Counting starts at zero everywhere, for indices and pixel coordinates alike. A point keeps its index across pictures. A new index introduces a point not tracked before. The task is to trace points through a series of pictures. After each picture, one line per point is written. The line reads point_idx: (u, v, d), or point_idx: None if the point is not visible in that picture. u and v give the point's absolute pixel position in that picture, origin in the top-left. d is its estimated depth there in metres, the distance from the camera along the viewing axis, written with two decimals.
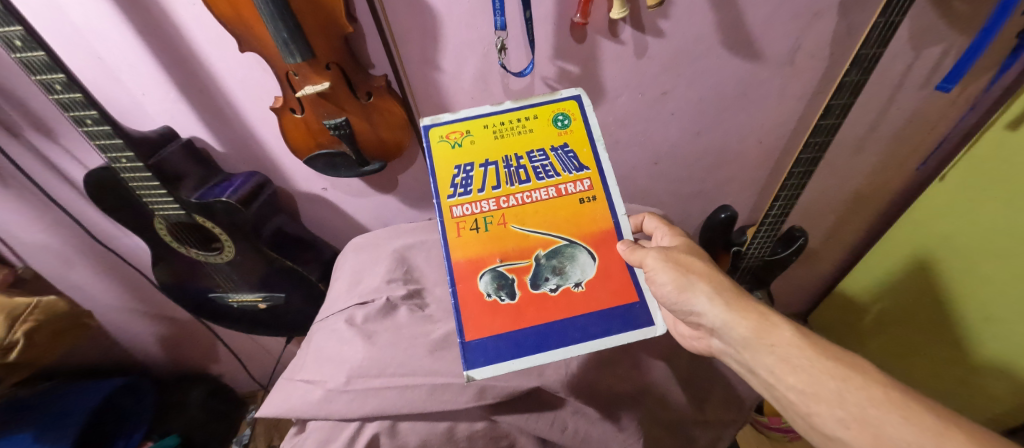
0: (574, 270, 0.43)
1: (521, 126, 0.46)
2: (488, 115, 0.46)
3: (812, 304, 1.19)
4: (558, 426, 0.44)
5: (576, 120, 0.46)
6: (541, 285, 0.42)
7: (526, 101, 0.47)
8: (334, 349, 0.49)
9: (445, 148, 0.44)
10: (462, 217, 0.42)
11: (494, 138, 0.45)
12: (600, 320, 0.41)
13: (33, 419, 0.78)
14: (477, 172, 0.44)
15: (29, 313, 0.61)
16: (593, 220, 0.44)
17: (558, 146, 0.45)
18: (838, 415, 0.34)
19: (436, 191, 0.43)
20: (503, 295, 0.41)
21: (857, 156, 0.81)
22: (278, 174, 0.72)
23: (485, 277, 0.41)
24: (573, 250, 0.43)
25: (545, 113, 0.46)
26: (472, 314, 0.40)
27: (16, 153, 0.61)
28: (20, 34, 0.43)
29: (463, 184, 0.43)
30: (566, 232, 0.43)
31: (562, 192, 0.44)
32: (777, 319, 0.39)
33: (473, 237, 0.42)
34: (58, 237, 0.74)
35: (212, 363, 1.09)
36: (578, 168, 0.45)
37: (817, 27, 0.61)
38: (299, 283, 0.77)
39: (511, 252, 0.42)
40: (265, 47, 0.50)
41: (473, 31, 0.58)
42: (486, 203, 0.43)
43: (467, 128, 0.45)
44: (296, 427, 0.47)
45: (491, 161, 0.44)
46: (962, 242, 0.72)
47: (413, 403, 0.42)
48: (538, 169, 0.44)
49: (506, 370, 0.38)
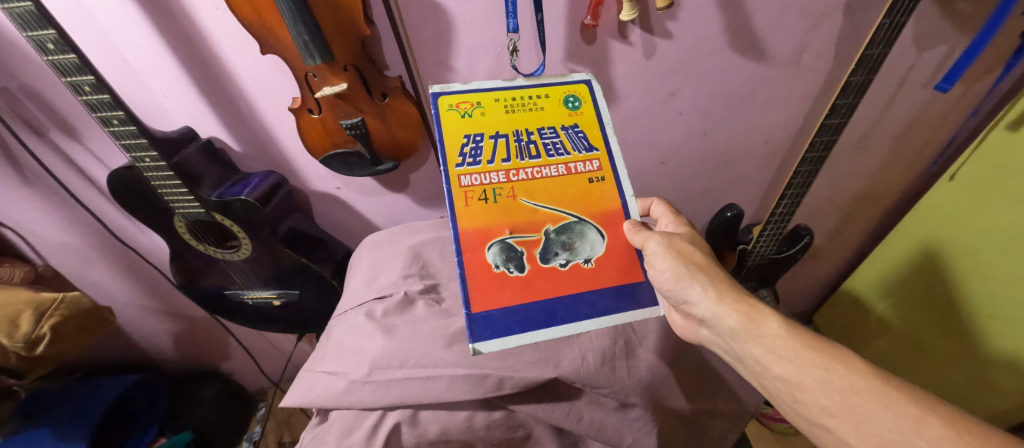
0: (585, 246, 0.44)
1: (533, 103, 0.47)
2: (501, 90, 0.47)
3: (817, 303, 1.20)
4: (573, 415, 0.46)
5: (586, 101, 0.48)
6: (550, 260, 0.42)
7: (538, 79, 0.48)
8: (354, 342, 0.50)
9: (455, 117, 0.44)
10: (470, 186, 0.42)
11: (505, 112, 0.46)
12: (609, 296, 0.43)
13: (54, 414, 0.80)
14: (487, 143, 0.44)
15: (55, 307, 0.62)
16: (602, 199, 0.45)
17: (569, 126, 0.47)
18: (822, 403, 0.35)
19: (444, 159, 0.42)
20: (512, 268, 0.41)
21: (862, 155, 0.82)
22: (293, 174, 0.74)
23: (493, 249, 0.41)
24: (582, 227, 0.44)
25: (555, 94, 0.48)
26: (477, 285, 0.40)
27: (41, 152, 0.63)
28: (53, 37, 0.44)
29: (473, 154, 0.43)
30: (575, 210, 0.44)
31: (572, 170, 0.45)
32: (765, 310, 0.41)
33: (481, 208, 0.42)
34: (79, 235, 0.75)
35: (224, 360, 1.11)
36: (588, 147, 0.47)
37: (823, 28, 0.62)
38: (312, 281, 0.78)
39: (521, 225, 0.42)
40: (285, 49, 0.52)
41: (486, 33, 0.59)
42: (496, 175, 0.43)
43: (479, 100, 0.45)
44: (318, 417, 0.49)
45: (502, 133, 0.45)
46: (968, 239, 0.73)
47: (433, 393, 0.43)
48: (549, 146, 0.46)
49: (514, 343, 0.38)
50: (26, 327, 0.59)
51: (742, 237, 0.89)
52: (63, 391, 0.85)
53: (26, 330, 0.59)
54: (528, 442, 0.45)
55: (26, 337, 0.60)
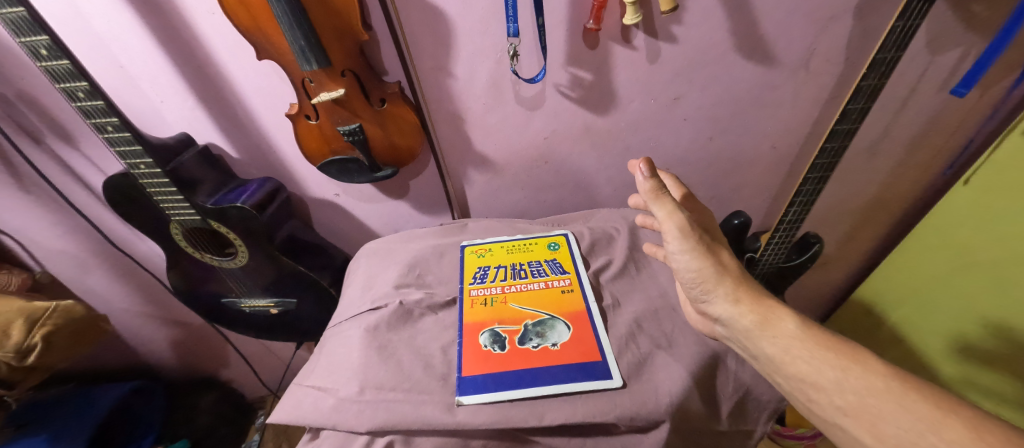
0: (553, 334, 0.48)
1: (526, 248, 0.61)
2: (504, 241, 0.63)
3: (828, 312, 1.17)
4: (578, 436, 0.41)
5: (563, 247, 0.60)
6: (526, 342, 0.48)
7: (531, 233, 0.63)
8: (347, 356, 0.48)
9: (473, 257, 0.60)
10: (477, 295, 0.54)
11: (507, 253, 0.61)
12: (568, 371, 0.44)
13: (46, 423, 0.79)
14: (491, 271, 0.58)
15: (47, 317, 0.62)
16: (570, 302, 0.52)
17: (549, 259, 0.59)
18: (837, 403, 0.33)
19: (461, 279, 0.57)
20: (496, 346, 0.47)
21: (874, 161, 0.79)
22: (291, 181, 0.73)
23: (485, 334, 0.49)
24: (552, 321, 0.50)
25: (541, 242, 0.62)
26: (470, 358, 0.46)
27: (37, 159, 0.62)
28: (46, 42, 0.44)
29: (480, 277, 0.57)
30: (548, 309, 0.51)
31: (549, 285, 0.55)
32: (782, 311, 0.39)
33: (482, 310, 0.52)
34: (76, 241, 0.75)
35: (222, 367, 1.10)
36: (561, 271, 0.57)
37: (832, 31, 0.61)
38: (311, 289, 0.77)
39: (507, 319, 0.51)
40: (282, 55, 0.51)
41: (486, 38, 0.58)
42: (494, 288, 0.55)
43: (490, 247, 0.62)
44: (310, 434, 0.46)
45: (502, 265, 0.59)
46: (985, 243, 0.71)
47: (424, 417, 0.41)
48: (534, 270, 0.57)
49: (492, 399, 0.42)
50: (17, 337, 0.59)
51: (750, 245, 0.87)
52: (55, 399, 0.84)
53: (17, 340, 0.58)
54: None
55: (18, 347, 0.59)
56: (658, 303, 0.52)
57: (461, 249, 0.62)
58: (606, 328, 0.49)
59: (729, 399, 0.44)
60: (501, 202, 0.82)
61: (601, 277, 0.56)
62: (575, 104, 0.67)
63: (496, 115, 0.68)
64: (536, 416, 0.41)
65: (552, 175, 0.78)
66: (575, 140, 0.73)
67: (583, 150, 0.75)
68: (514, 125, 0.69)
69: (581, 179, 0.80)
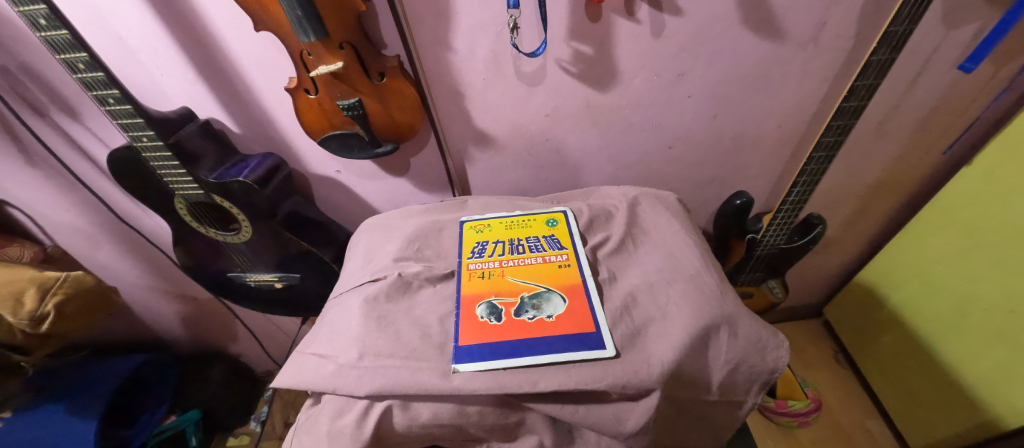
0: (549, 306, 0.49)
1: (525, 223, 0.62)
2: (503, 217, 0.63)
3: (830, 293, 1.18)
4: (570, 403, 0.42)
5: (562, 223, 0.61)
6: (521, 314, 0.49)
7: (530, 210, 0.64)
8: (346, 325, 0.50)
9: (473, 232, 0.60)
10: (475, 269, 0.55)
11: (506, 229, 0.61)
12: (562, 341, 0.45)
13: (62, 390, 0.82)
14: (490, 246, 0.58)
15: (58, 286, 0.64)
16: (567, 276, 0.53)
17: (546, 235, 0.59)
18: None
19: (459, 254, 0.57)
20: (493, 318, 0.48)
21: (882, 141, 0.78)
22: (292, 156, 0.73)
23: (482, 305, 0.50)
24: (549, 294, 0.51)
25: (540, 218, 0.62)
26: (466, 327, 0.47)
27: (43, 132, 0.63)
28: (44, 12, 0.43)
29: (478, 252, 0.57)
30: (544, 283, 0.52)
31: (546, 260, 0.55)
32: None
33: (480, 282, 0.53)
34: (84, 216, 0.76)
35: (231, 341, 1.13)
36: (559, 246, 0.57)
37: (844, 3, 0.58)
38: (316, 265, 0.78)
39: (504, 291, 0.52)
40: (279, 26, 0.50)
41: (485, 10, 0.56)
42: (492, 262, 0.55)
43: (489, 223, 0.62)
44: (312, 398, 0.48)
45: (501, 240, 0.59)
46: (994, 230, 0.70)
47: (421, 383, 0.42)
48: (532, 246, 0.57)
49: (488, 367, 0.43)
50: (30, 305, 0.61)
51: (751, 226, 0.87)
52: (72, 367, 0.88)
53: (31, 307, 0.61)
54: (521, 428, 0.43)
55: (32, 315, 0.61)
56: (654, 277, 0.52)
57: (461, 225, 0.62)
58: (602, 301, 0.50)
59: (721, 370, 0.44)
60: (502, 179, 0.82)
61: (598, 253, 0.57)
62: (575, 80, 0.66)
63: (496, 91, 0.67)
64: (529, 383, 0.42)
65: (553, 152, 0.78)
66: (575, 118, 0.72)
67: (584, 127, 0.74)
68: (515, 101, 0.69)
69: (582, 157, 0.79)
